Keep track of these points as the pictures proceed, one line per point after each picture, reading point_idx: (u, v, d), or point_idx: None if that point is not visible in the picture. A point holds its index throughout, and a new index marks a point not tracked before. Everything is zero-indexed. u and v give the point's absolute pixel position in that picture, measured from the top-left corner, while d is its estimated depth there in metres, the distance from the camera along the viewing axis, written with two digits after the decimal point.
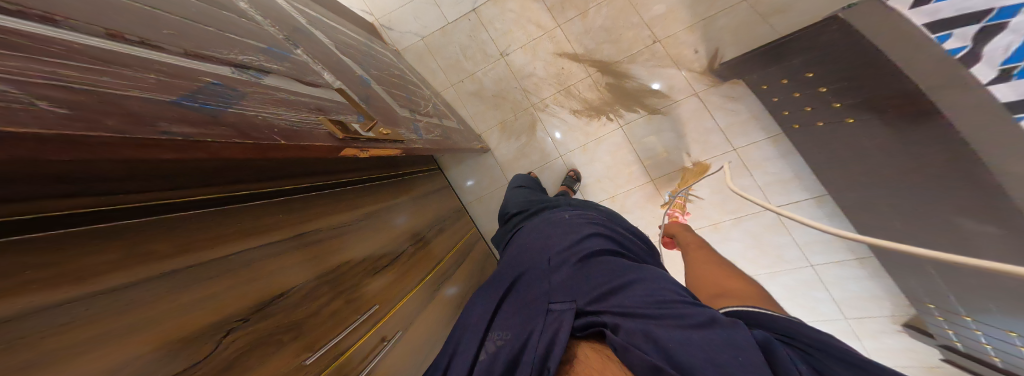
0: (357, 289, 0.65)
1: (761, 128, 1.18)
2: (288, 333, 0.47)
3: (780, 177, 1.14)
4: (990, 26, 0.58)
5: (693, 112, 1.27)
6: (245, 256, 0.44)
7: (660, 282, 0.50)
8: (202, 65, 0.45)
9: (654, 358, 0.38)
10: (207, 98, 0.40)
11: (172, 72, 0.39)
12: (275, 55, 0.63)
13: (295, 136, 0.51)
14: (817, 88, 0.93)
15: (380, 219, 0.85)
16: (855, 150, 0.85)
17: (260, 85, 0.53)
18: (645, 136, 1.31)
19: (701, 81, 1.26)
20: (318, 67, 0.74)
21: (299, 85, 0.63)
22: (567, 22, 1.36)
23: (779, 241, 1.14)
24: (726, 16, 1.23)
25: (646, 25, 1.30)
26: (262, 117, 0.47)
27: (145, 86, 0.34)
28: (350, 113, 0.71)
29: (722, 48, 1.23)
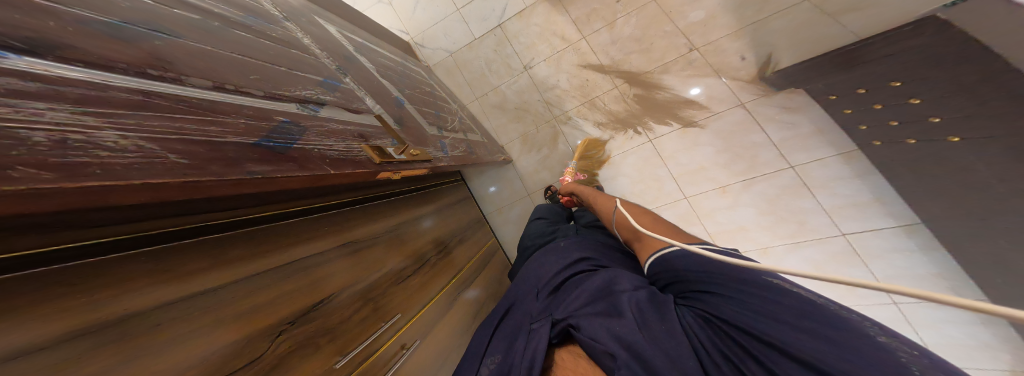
0: (384, 297, 0.69)
1: (827, 143, 1.00)
2: (325, 338, 0.51)
3: (856, 199, 0.95)
4: None
5: (738, 124, 1.14)
6: (300, 262, 0.51)
7: (613, 273, 0.54)
8: (274, 104, 0.53)
9: (609, 345, 0.42)
10: (278, 136, 0.47)
11: (258, 115, 0.47)
12: (329, 86, 0.72)
13: (342, 164, 0.56)
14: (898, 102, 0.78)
15: (407, 228, 0.90)
16: (951, 176, 0.68)
17: (316, 118, 0.60)
18: (678, 150, 1.21)
19: (747, 90, 1.14)
20: (361, 93, 0.82)
21: (349, 115, 0.71)
22: (593, 33, 1.34)
23: (852, 274, 0.93)
24: (781, 19, 1.11)
25: (681, 33, 1.22)
26: (316, 150, 0.53)
27: (239, 131, 0.42)
28: (385, 138, 0.77)
29: (777, 54, 1.11)
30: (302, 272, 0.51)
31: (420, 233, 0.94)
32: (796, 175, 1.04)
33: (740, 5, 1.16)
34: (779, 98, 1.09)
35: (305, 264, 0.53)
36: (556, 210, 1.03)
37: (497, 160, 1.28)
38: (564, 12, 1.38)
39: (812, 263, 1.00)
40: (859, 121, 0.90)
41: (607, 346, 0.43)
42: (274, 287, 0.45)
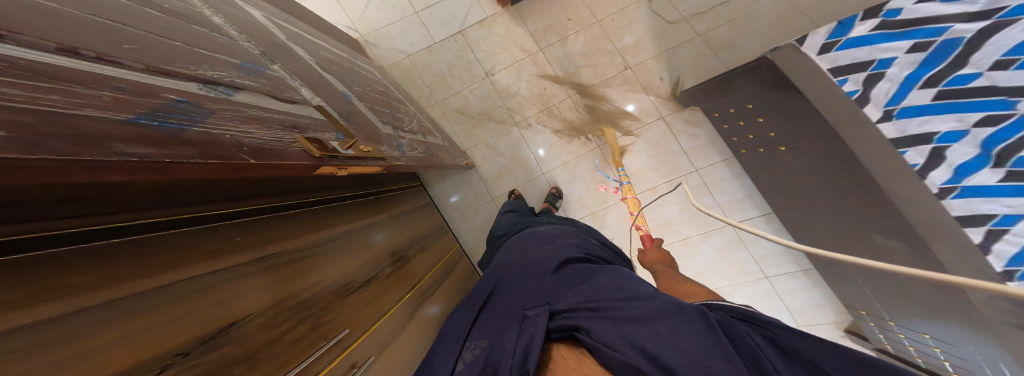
0: (325, 314, 0.55)
1: (717, 151, 1.34)
2: (242, 366, 0.37)
3: (735, 195, 1.32)
4: (875, 73, 0.78)
5: (661, 135, 1.39)
6: (208, 279, 0.36)
7: (638, 285, 0.48)
8: (160, 81, 0.37)
9: (623, 354, 0.38)
10: (169, 116, 0.34)
11: (135, 89, 0.33)
12: (250, 71, 0.56)
13: (267, 156, 0.43)
14: (756, 118, 1.11)
15: (356, 239, 0.76)
16: (793, 178, 1.04)
17: (230, 103, 0.45)
18: (622, 156, 1.40)
19: (667, 106, 1.39)
20: (296, 83, 0.68)
21: (275, 101, 0.56)
22: (549, 46, 1.42)
23: (740, 255, 1.31)
24: (685, 48, 1.37)
25: (619, 53, 1.41)
26: (228, 136, 0.39)
27: (98, 105, 0.28)
28: (328, 131, 0.64)
29: (683, 77, 1.38)
30: (218, 284, 0.37)
31: (376, 248, 0.82)
32: (700, 176, 1.35)
33: (658, 35, 1.40)
34: (686, 113, 1.38)
35: (223, 277, 0.38)
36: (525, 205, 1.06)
37: (459, 164, 1.24)
38: (523, 24, 1.43)
39: (715, 247, 1.34)
40: (732, 134, 1.23)
41: (625, 354, 0.38)
42: (166, 309, 0.31)
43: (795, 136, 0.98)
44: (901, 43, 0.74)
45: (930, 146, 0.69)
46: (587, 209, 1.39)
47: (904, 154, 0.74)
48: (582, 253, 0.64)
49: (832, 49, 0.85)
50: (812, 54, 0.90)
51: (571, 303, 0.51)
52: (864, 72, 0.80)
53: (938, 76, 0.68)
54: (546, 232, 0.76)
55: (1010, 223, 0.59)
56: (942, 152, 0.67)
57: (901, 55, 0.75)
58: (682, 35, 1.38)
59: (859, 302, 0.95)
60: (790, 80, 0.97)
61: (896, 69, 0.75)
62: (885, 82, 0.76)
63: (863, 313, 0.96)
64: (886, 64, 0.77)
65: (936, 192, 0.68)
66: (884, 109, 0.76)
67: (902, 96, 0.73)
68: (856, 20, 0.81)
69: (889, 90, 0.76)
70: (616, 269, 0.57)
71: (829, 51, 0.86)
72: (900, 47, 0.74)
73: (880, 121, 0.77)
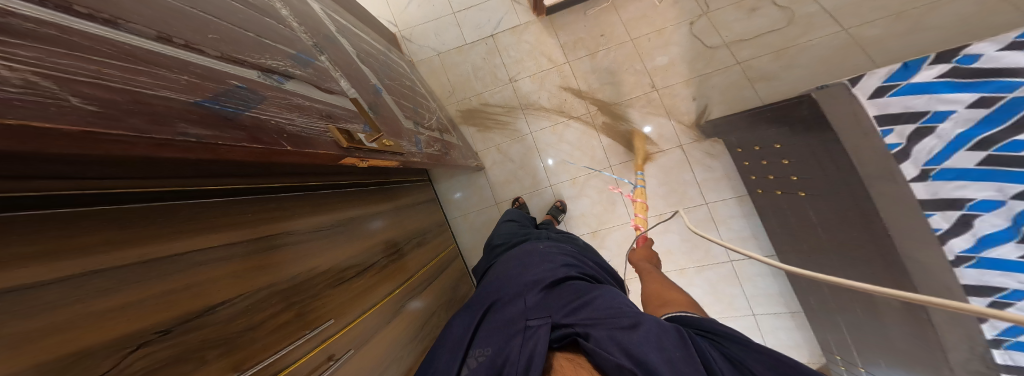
0: (312, 302, 0.56)
1: (731, 187, 1.33)
2: (217, 348, 0.36)
3: (741, 234, 1.31)
4: (923, 127, 0.61)
5: (676, 163, 1.37)
6: (199, 257, 0.37)
7: (617, 296, 0.55)
8: (234, 69, 0.43)
9: (620, 359, 0.41)
10: (230, 101, 0.38)
11: (208, 74, 0.38)
12: (301, 61, 0.61)
13: (301, 143, 0.49)
14: (781, 159, 1.04)
15: (354, 227, 0.79)
16: (807, 225, 1.01)
17: (281, 91, 0.51)
18: (633, 178, 1.39)
19: (687, 134, 1.36)
20: (336, 74, 0.72)
21: (319, 92, 0.61)
22: (577, 60, 1.40)
23: (732, 290, 1.32)
24: (718, 76, 1.32)
25: (647, 73, 1.38)
26: (274, 121, 0.45)
27: (175, 87, 0.32)
28: (357, 122, 0.69)
29: (711, 105, 1.34)
30: (223, 261, 0.40)
31: (367, 236, 0.83)
32: (709, 210, 1.34)
33: (693, 59, 1.36)
34: (706, 144, 1.35)
35: (220, 255, 0.40)
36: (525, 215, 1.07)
37: (470, 165, 1.27)
38: (554, 35, 1.41)
39: (709, 281, 1.34)
40: (750, 172, 1.22)
41: (614, 357, 0.42)
42: (192, 275, 0.35)
43: (813, 191, 0.94)
44: (964, 95, 0.54)
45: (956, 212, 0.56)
46: (588, 227, 1.42)
47: (930, 216, 0.61)
48: (579, 273, 0.66)
49: (886, 94, 0.67)
50: (864, 97, 0.72)
51: (572, 314, 0.53)
52: (913, 124, 0.62)
53: (991, 137, 0.50)
54: (543, 250, 0.76)
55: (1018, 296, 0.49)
56: (968, 220, 0.54)
57: (960, 109, 0.55)
58: (719, 61, 1.33)
59: (837, 348, 1.00)
60: (829, 121, 0.83)
61: (950, 125, 0.57)
62: (933, 139, 0.60)
63: (837, 358, 1.01)
64: (938, 118, 0.59)
65: (951, 259, 0.58)
66: (923, 168, 0.62)
67: (947, 155, 0.58)
68: (924, 62, 0.61)
69: (932, 148, 0.60)
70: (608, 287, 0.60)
71: (882, 95, 0.68)
72: (961, 99, 0.55)
73: (913, 180, 0.64)
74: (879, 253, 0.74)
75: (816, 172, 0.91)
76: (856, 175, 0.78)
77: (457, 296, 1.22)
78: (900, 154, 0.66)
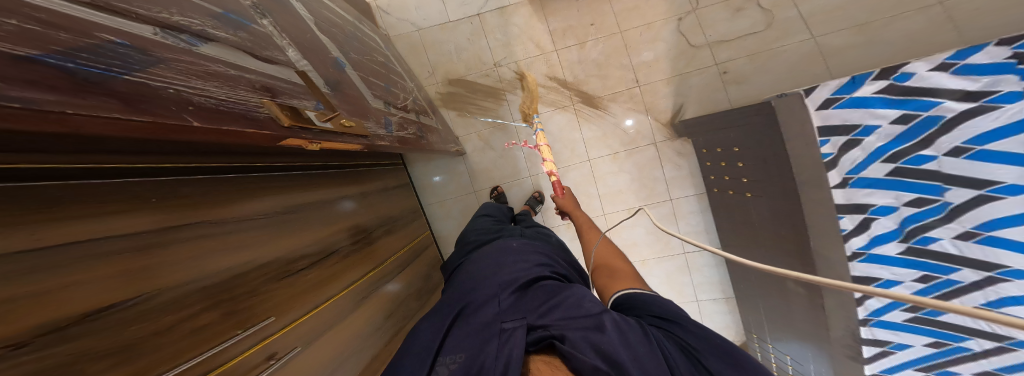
0: (253, 298, 0.52)
1: (694, 185, 1.43)
2: (114, 357, 0.32)
3: (696, 228, 1.46)
4: (854, 139, 0.70)
5: (649, 160, 1.44)
6: (105, 245, 0.33)
7: (586, 293, 0.58)
8: (114, 20, 0.32)
9: (591, 360, 0.44)
10: (100, 62, 0.29)
11: (65, 21, 0.27)
12: (231, 23, 0.51)
13: (213, 117, 0.43)
14: (738, 162, 1.13)
15: (318, 210, 0.77)
16: (748, 225, 1.15)
17: (191, 55, 0.42)
18: (609, 172, 1.45)
19: (662, 132, 1.42)
20: (284, 42, 0.65)
21: (247, 60, 0.52)
22: (565, 49, 1.36)
23: (683, 280, 1.49)
24: (697, 76, 1.36)
25: (633, 69, 1.38)
26: (173, 89, 0.38)
27: (7, 36, 0.22)
28: (307, 98, 0.64)
29: (686, 105, 1.39)
30: (124, 252, 0.35)
31: (337, 219, 0.83)
32: (673, 206, 1.46)
33: (677, 57, 1.37)
34: (678, 144, 1.42)
35: (122, 245, 0.35)
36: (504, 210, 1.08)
37: (449, 150, 1.24)
38: (545, 20, 1.34)
39: (664, 271, 1.51)
40: (711, 173, 1.33)
41: (586, 359, 0.45)
42: (68, 275, 0.29)
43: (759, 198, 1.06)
44: (890, 112, 0.63)
45: (863, 215, 0.66)
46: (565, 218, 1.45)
47: (840, 219, 0.73)
48: (552, 272, 0.70)
49: (832, 106, 0.76)
50: (813, 108, 0.80)
51: (546, 315, 0.56)
52: (845, 136, 0.72)
53: (903, 151, 0.59)
54: (518, 249, 0.79)
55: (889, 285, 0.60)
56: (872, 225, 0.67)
57: (885, 123, 0.64)
58: (700, 61, 1.36)
59: (754, 327, 1.21)
60: (780, 124, 0.93)
61: (873, 138, 0.66)
62: (858, 149, 0.68)
63: (754, 336, 1.23)
64: (868, 132, 0.67)
65: (849, 253, 0.70)
66: (844, 176, 0.72)
67: (864, 166, 0.66)
68: (868, 78, 0.69)
69: (856, 158, 0.69)
70: (579, 286, 0.64)
71: (829, 108, 0.77)
72: (888, 115, 0.63)
73: (834, 187, 0.74)
74: (797, 255, 0.89)
75: (763, 173, 1.01)
76: (793, 182, 0.89)
77: (430, 282, 1.26)
78: (829, 163, 0.76)
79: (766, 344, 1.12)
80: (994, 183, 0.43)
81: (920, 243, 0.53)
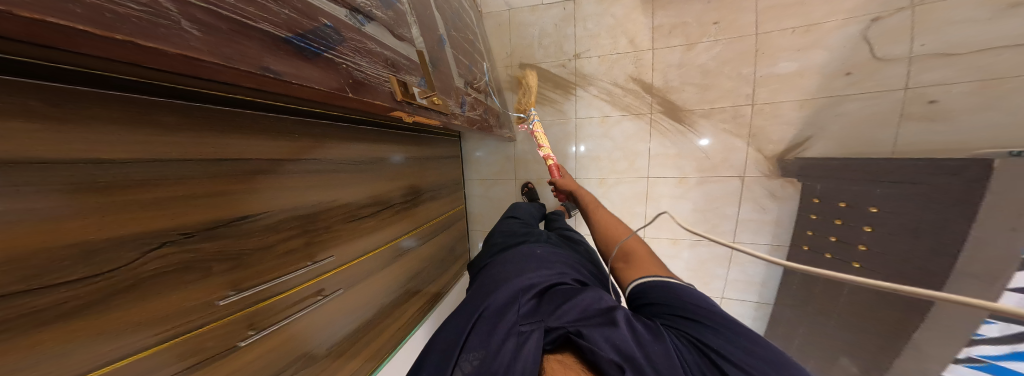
0: (325, 235, 0.71)
1: (772, 234, 1.19)
2: (223, 263, 0.50)
3: (750, 278, 1.28)
4: None
5: (726, 194, 1.22)
6: (230, 165, 0.49)
7: (603, 295, 0.57)
8: (328, 5, 0.51)
9: (610, 355, 0.44)
10: (315, 40, 0.48)
11: (306, 11, 0.47)
12: (384, 1, 0.67)
13: (360, 89, 0.58)
14: (862, 226, 0.82)
15: (373, 170, 0.86)
16: (821, 310, 0.91)
17: (360, 33, 0.59)
18: (665, 196, 1.28)
19: (760, 167, 1.16)
20: (411, 19, 0.77)
21: (389, 38, 0.68)
22: (665, 49, 1.16)
23: None
24: (861, 102, 0.99)
25: (753, 82, 1.10)
26: (345, 65, 0.55)
27: (277, 22, 0.42)
28: (416, 75, 0.76)
29: (815, 139, 1.07)
30: (248, 175, 0.52)
31: (395, 176, 0.96)
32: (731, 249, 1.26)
33: (839, 71, 1.01)
34: (776, 183, 1.15)
35: (223, 168, 0.48)
36: (532, 213, 1.11)
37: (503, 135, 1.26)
38: (650, 13, 1.15)
39: None
40: (810, 226, 1.04)
41: (608, 354, 0.45)
42: (181, 186, 0.43)
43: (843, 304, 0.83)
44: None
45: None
46: None
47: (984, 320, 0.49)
48: (574, 278, 0.67)
49: None
50: None
51: (561, 315, 0.54)
52: None
53: None
54: (539, 252, 0.78)
55: None
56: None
57: None
58: (878, 82, 0.96)
59: None
60: (973, 212, 0.60)
61: None
62: None
63: None
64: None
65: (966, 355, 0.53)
66: None
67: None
68: None
69: None
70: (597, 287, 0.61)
71: None
72: None
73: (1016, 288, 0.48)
74: (874, 347, 0.74)
75: (880, 277, 0.74)
76: (919, 276, 0.66)
77: (452, 254, 1.44)
78: None
79: None
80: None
81: None
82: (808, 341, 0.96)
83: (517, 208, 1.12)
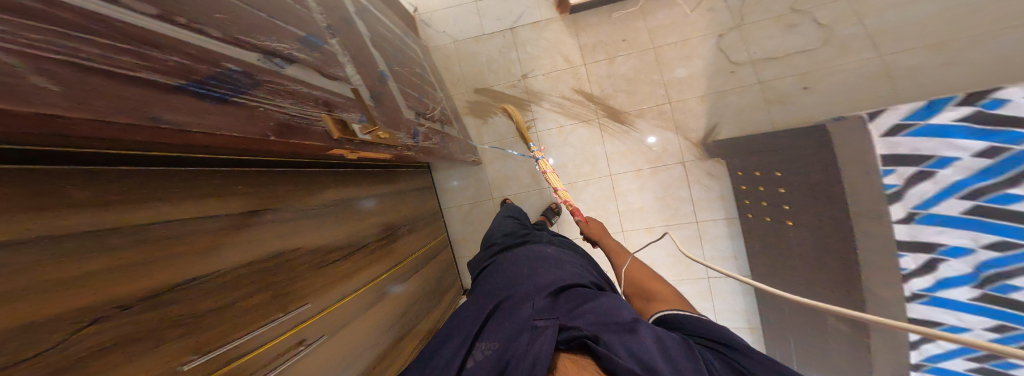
0: (300, 282, 0.62)
1: (723, 209, 1.35)
2: (180, 328, 0.40)
3: (722, 255, 1.37)
4: (928, 170, 0.62)
5: (675, 179, 1.39)
6: (180, 229, 0.42)
7: (620, 303, 0.53)
8: (233, 51, 0.45)
9: (627, 363, 0.42)
10: (217, 85, 0.41)
11: (202, 56, 0.40)
12: (310, 44, 0.65)
13: (286, 131, 0.54)
14: (778, 188, 1.04)
15: (337, 212, 0.77)
16: (785, 254, 1.05)
17: (279, 76, 0.54)
18: (630, 189, 1.42)
19: (692, 152, 1.37)
20: (344, 59, 0.76)
21: (319, 78, 0.64)
22: (595, 63, 1.41)
23: (703, 305, 1.43)
24: (737, 95, 1.28)
25: (664, 85, 1.38)
26: (262, 108, 0.49)
27: (160, 68, 0.35)
28: (355, 111, 0.73)
29: (721, 125, 1.32)
30: (212, 231, 0.46)
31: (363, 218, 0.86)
32: (698, 228, 1.39)
33: (714, 74, 1.33)
34: (708, 164, 1.36)
35: (190, 227, 0.43)
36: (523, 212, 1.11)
37: (466, 160, 1.32)
38: (576, 35, 1.41)
39: (684, 294, 1.44)
40: (742, 182, 1.23)
41: (625, 365, 0.42)
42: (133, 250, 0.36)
43: (802, 242, 0.97)
44: (972, 143, 0.57)
45: (928, 256, 0.63)
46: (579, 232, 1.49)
47: (901, 256, 0.68)
48: (589, 281, 0.65)
49: (901, 134, 0.67)
50: (878, 134, 0.72)
51: (579, 316, 0.53)
52: (914, 168, 0.64)
53: (982, 190, 0.55)
54: (550, 255, 0.77)
55: (955, 330, 0.60)
56: (935, 265, 0.62)
57: (965, 157, 0.58)
58: (741, 79, 1.28)
59: None
60: (835, 151, 0.84)
61: (950, 171, 0.60)
62: (928, 183, 0.63)
63: None
64: (942, 164, 0.61)
65: (909, 294, 0.67)
66: (910, 210, 0.65)
67: (937, 201, 0.61)
68: (948, 102, 0.61)
69: (923, 192, 0.63)
70: (610, 294, 0.58)
71: (896, 135, 0.68)
72: (972, 147, 0.57)
73: (898, 220, 0.68)
74: (841, 280, 0.82)
75: (818, 209, 0.90)
76: (845, 213, 0.81)
77: (443, 283, 1.31)
78: (892, 195, 0.69)
79: None
80: None
81: (1000, 292, 0.54)
82: (794, 307, 1.02)
83: (509, 207, 1.11)
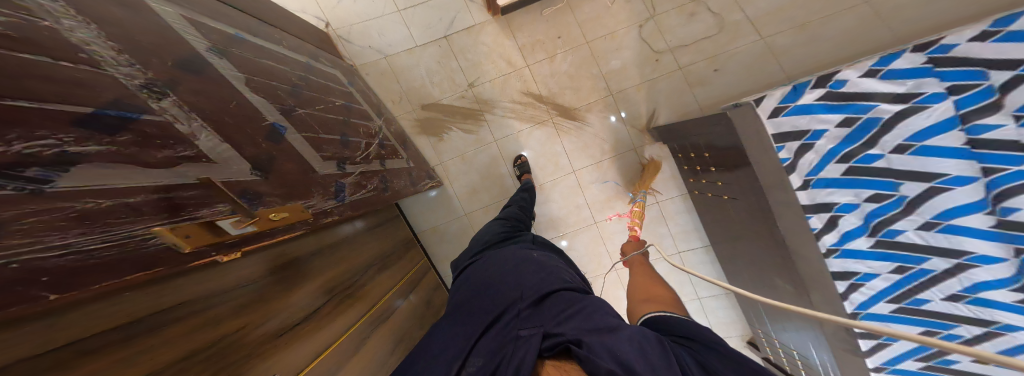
0: (259, 356, 0.53)
1: (677, 187, 1.46)
2: None
3: (685, 228, 1.48)
4: (808, 142, 0.80)
5: (631, 166, 1.48)
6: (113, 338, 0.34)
7: (611, 313, 0.48)
8: None
9: (605, 363, 0.36)
10: None
11: None
12: (109, 122, 0.39)
13: (80, 276, 0.32)
14: (710, 168, 1.19)
15: (293, 272, 0.68)
16: (731, 220, 1.19)
17: (44, 197, 0.31)
18: (593, 182, 1.49)
19: (641, 137, 1.47)
20: (195, 121, 0.52)
21: (141, 173, 0.40)
22: (536, 63, 1.44)
23: (680, 279, 1.53)
24: (665, 81, 1.43)
25: (603, 77, 1.45)
26: (21, 261, 0.28)
27: None
28: (221, 200, 0.50)
29: (658, 110, 1.45)
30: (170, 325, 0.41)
31: (321, 269, 0.78)
32: (659, 209, 1.49)
33: (642, 63, 1.43)
34: (655, 147, 1.46)
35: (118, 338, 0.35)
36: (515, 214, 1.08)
37: (419, 188, 1.31)
38: (512, 36, 1.42)
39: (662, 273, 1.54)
40: (685, 163, 1.34)
41: (603, 363, 0.37)
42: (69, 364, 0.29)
43: (738, 203, 1.10)
44: (834, 116, 0.76)
45: (829, 213, 0.80)
46: (557, 231, 1.54)
47: (808, 218, 0.83)
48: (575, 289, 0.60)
49: (781, 114, 0.84)
50: (765, 116, 0.87)
51: (563, 322, 0.48)
52: (798, 141, 0.82)
53: (851, 152, 0.74)
54: (537, 260, 0.73)
55: (868, 280, 0.76)
56: (837, 220, 0.79)
57: (830, 128, 0.77)
58: (665, 66, 1.42)
59: (758, 324, 1.28)
60: (743, 138, 0.97)
61: (823, 142, 0.78)
62: (812, 153, 0.80)
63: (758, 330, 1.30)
64: (816, 136, 0.79)
65: (824, 251, 0.82)
66: (804, 178, 0.82)
67: (820, 168, 0.79)
68: (807, 86, 0.79)
69: (811, 161, 0.81)
70: (596, 299, 0.53)
71: (779, 116, 0.84)
72: (831, 120, 0.76)
73: (798, 188, 0.84)
74: (771, 239, 0.99)
75: (739, 173, 1.03)
76: (759, 184, 0.96)
77: (431, 305, 1.28)
78: (788, 167, 0.85)
79: (772, 340, 1.20)
80: (947, 174, 0.60)
81: (890, 237, 0.72)
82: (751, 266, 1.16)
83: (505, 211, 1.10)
